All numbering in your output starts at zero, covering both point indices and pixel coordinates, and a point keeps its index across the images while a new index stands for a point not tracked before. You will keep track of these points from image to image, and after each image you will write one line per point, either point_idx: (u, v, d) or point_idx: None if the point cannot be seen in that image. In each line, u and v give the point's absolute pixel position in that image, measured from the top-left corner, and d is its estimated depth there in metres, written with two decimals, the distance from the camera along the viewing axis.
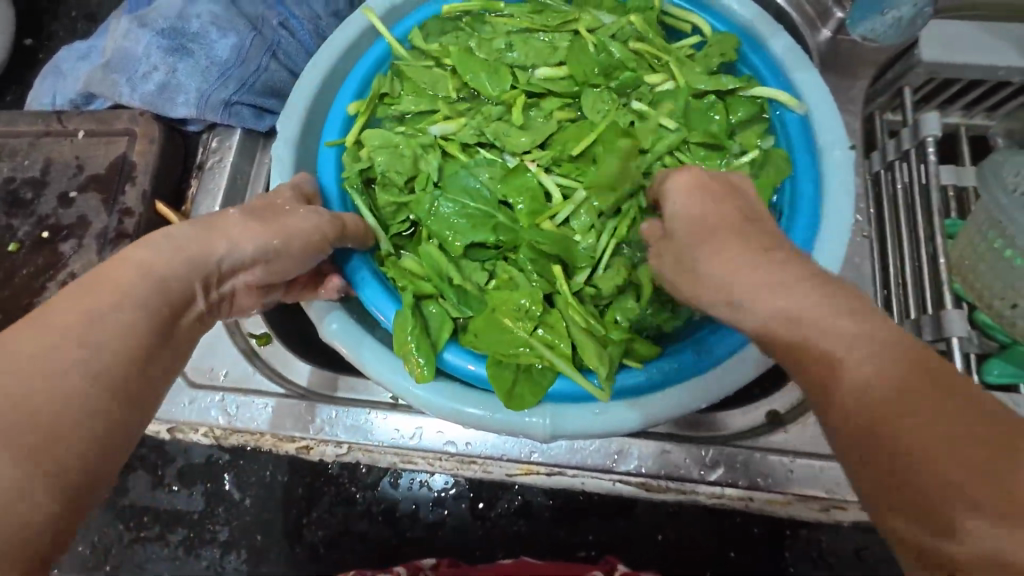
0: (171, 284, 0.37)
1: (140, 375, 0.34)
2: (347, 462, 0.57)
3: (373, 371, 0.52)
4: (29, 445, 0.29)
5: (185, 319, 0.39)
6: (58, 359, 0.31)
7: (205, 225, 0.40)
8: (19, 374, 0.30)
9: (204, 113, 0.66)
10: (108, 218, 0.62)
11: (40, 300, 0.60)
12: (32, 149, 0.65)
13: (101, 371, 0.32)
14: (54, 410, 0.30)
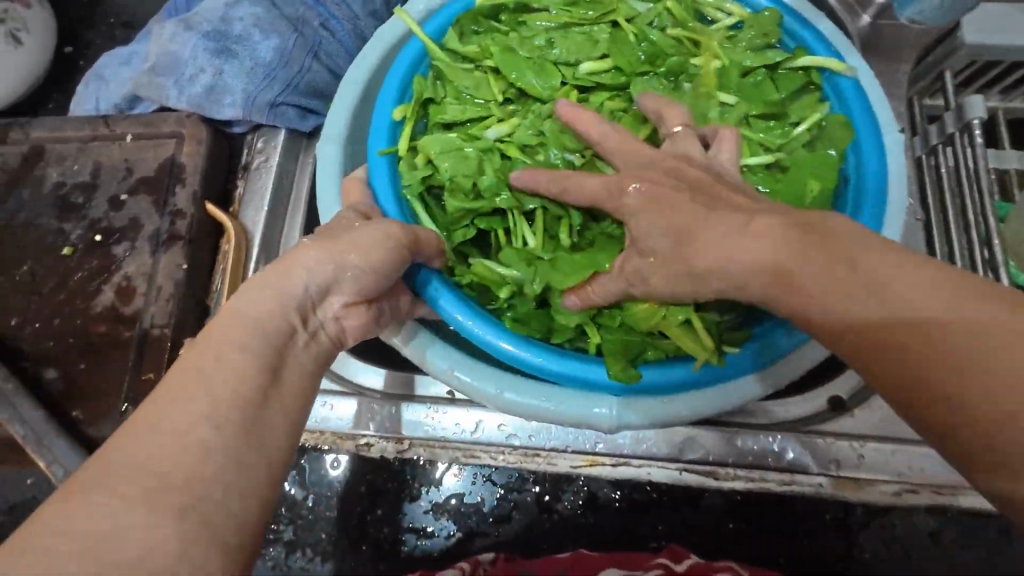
0: (270, 322, 0.34)
1: (262, 414, 0.30)
2: (408, 459, 0.57)
3: (442, 372, 0.53)
4: (182, 503, 0.26)
5: (295, 353, 0.35)
6: (181, 416, 0.28)
7: (279, 262, 0.37)
8: (147, 439, 0.27)
9: (251, 115, 0.66)
10: (159, 220, 0.62)
11: (96, 303, 0.59)
12: (80, 153, 0.66)
13: (224, 417, 0.29)
14: (188, 464, 0.27)
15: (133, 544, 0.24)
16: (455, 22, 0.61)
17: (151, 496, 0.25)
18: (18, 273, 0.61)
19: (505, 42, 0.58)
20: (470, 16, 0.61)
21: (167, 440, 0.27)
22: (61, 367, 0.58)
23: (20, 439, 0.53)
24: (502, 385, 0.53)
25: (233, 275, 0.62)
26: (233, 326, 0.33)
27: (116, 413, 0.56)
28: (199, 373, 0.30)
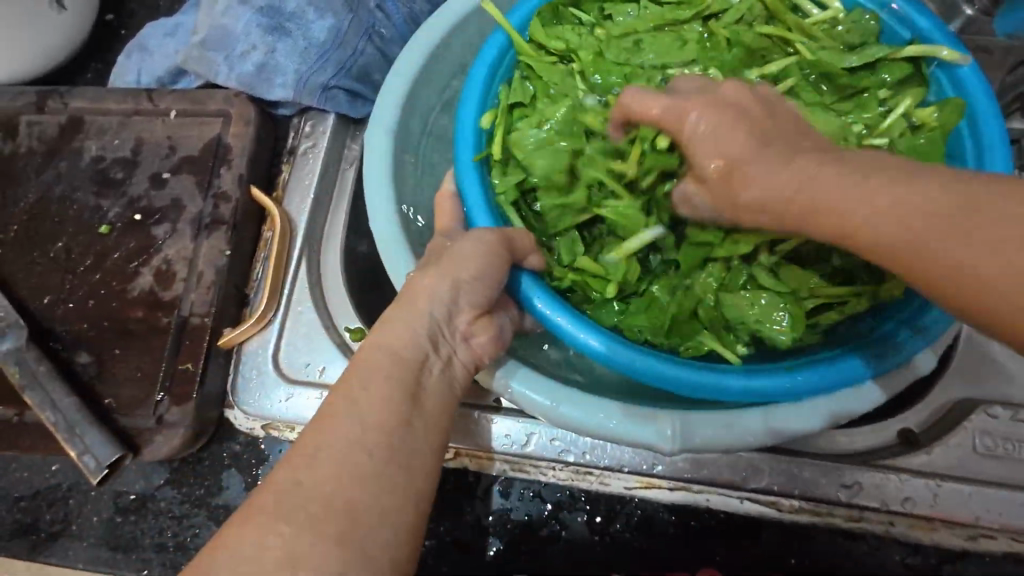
0: (405, 353, 0.44)
1: (401, 440, 0.40)
2: (453, 468, 0.55)
3: (516, 393, 0.50)
4: (341, 527, 0.35)
5: (429, 378, 0.44)
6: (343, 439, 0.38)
7: (403, 300, 0.46)
8: (311, 467, 0.37)
9: (302, 97, 0.63)
10: (202, 202, 0.59)
11: (133, 286, 0.57)
12: (121, 127, 0.62)
13: (373, 445, 0.39)
14: (348, 488, 0.36)
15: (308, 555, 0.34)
16: (538, 13, 0.57)
17: (316, 517, 0.35)
18: (52, 249, 0.58)
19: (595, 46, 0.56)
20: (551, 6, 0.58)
21: (336, 460, 0.37)
22: (94, 351, 0.55)
23: (50, 425, 0.51)
24: (565, 401, 0.49)
25: (276, 265, 0.59)
26: (376, 360, 0.43)
27: (150, 403, 0.53)
28: (355, 399, 0.41)
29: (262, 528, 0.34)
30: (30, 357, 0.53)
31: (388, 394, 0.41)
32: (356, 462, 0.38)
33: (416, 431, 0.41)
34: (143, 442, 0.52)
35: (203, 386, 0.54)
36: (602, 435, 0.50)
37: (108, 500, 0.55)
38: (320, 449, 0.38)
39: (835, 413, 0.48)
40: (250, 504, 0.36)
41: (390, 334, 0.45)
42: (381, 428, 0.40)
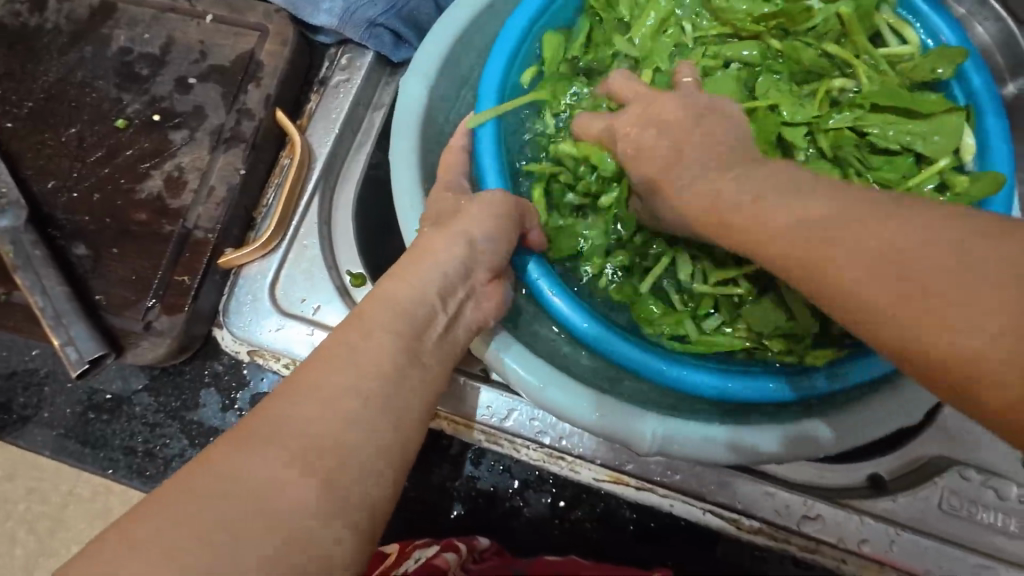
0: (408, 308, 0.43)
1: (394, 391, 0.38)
2: (430, 428, 0.55)
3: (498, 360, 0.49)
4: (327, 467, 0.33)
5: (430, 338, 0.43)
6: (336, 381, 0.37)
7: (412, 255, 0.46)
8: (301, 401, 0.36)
9: (345, 27, 0.62)
10: (225, 115, 0.58)
11: (141, 188, 0.55)
12: (154, 22, 0.60)
13: (366, 392, 0.37)
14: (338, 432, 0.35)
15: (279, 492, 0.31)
16: None
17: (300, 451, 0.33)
18: (64, 133, 0.57)
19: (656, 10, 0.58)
20: None
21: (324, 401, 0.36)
22: (92, 245, 0.54)
23: (38, 310, 0.50)
24: (545, 378, 0.49)
25: (289, 195, 0.58)
26: (381, 308, 0.43)
27: (141, 308, 0.52)
28: (355, 344, 0.39)
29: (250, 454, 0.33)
30: (26, 239, 0.52)
31: (391, 346, 0.40)
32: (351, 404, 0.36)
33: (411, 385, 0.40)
34: (127, 345, 0.52)
35: (196, 301, 0.53)
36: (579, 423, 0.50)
37: (83, 395, 0.55)
38: (315, 385, 0.37)
39: (817, 445, 0.48)
40: (239, 430, 0.34)
41: (401, 282, 0.45)
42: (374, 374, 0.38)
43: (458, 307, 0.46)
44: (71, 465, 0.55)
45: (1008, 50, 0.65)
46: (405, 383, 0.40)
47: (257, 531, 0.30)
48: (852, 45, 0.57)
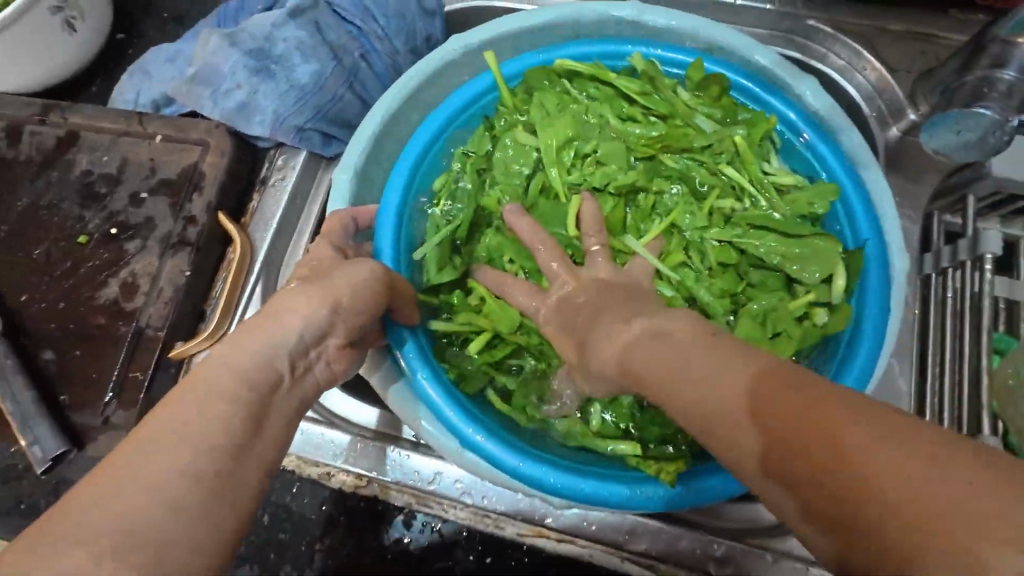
0: (256, 371, 0.39)
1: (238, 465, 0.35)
2: (365, 495, 0.59)
3: (402, 407, 0.57)
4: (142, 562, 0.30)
5: (278, 400, 0.40)
6: (159, 464, 0.33)
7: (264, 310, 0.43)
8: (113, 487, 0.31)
9: (277, 134, 0.69)
10: (173, 223, 0.65)
11: (100, 294, 0.63)
12: (111, 146, 0.69)
13: (194, 471, 0.33)
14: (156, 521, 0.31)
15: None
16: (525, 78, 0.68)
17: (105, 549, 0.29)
18: (34, 251, 0.65)
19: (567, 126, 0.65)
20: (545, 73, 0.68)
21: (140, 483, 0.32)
22: (57, 350, 0.61)
23: (8, 415, 0.57)
24: (443, 437, 0.57)
25: (232, 288, 0.64)
26: (205, 394, 0.36)
27: (99, 404, 0.59)
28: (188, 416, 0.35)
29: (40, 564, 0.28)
30: None
31: (218, 433, 0.35)
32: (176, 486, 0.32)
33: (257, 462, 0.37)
34: (87, 439, 0.58)
35: (149, 393, 0.59)
36: (473, 471, 0.57)
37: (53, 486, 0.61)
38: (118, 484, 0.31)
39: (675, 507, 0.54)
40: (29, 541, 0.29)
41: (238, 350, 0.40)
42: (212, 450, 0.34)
43: (312, 361, 0.43)
44: None
45: (887, 98, 0.71)
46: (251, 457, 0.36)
47: None
48: (747, 171, 0.65)
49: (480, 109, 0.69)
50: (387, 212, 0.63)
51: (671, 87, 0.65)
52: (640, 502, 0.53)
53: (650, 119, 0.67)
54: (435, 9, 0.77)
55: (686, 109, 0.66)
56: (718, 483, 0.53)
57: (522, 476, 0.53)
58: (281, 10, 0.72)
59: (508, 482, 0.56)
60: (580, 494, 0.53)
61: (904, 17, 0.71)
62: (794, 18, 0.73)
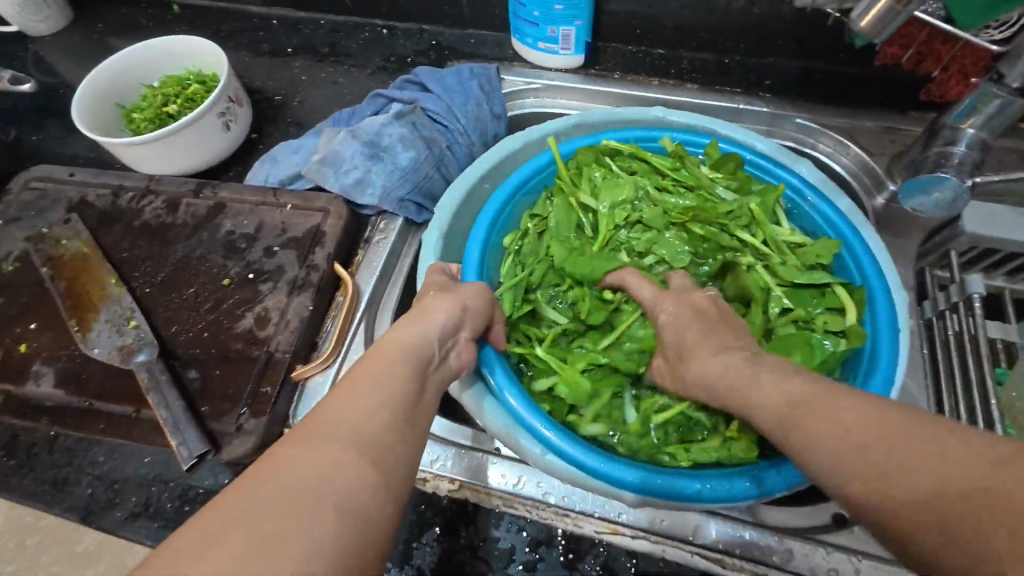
0: (420, 349, 0.57)
1: (414, 408, 0.51)
2: (456, 498, 0.67)
3: (491, 420, 0.67)
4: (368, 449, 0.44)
5: (432, 373, 0.57)
6: (371, 396, 0.48)
7: (421, 312, 0.62)
8: (343, 406, 0.47)
9: (383, 204, 0.87)
10: (299, 269, 0.80)
11: (238, 325, 0.76)
12: (251, 212, 0.86)
13: (392, 403, 0.49)
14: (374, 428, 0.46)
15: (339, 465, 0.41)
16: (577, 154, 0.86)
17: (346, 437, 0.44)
18: (185, 292, 0.79)
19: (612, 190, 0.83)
20: (594, 151, 0.86)
21: (362, 403, 0.47)
22: (200, 370, 0.72)
23: (162, 420, 0.67)
24: (530, 445, 0.65)
25: (344, 321, 0.77)
26: (391, 359, 0.54)
27: (234, 414, 0.69)
28: (383, 371, 0.52)
29: (311, 444, 0.43)
30: (157, 368, 0.71)
31: (402, 382, 0.52)
32: (380, 413, 0.47)
33: (423, 408, 0.52)
34: (223, 443, 0.67)
35: (275, 406, 0.70)
36: (558, 475, 0.65)
37: (180, 491, 0.69)
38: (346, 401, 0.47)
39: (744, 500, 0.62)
40: (299, 432, 0.44)
41: (406, 336, 0.58)
42: (400, 392, 0.50)
43: (450, 347, 0.61)
44: None
45: (869, 174, 0.89)
46: (419, 405, 0.52)
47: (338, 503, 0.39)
48: (761, 232, 0.81)
49: (540, 181, 0.87)
50: (471, 259, 0.78)
51: (696, 164, 0.83)
52: (712, 498, 0.61)
53: (679, 188, 0.83)
54: (502, 113, 0.98)
55: (708, 182, 0.82)
56: (776, 478, 0.61)
57: (601, 474, 0.62)
58: (387, 114, 0.93)
59: (589, 484, 0.63)
60: (654, 488, 0.61)
61: (873, 116, 0.91)
62: (785, 117, 0.94)
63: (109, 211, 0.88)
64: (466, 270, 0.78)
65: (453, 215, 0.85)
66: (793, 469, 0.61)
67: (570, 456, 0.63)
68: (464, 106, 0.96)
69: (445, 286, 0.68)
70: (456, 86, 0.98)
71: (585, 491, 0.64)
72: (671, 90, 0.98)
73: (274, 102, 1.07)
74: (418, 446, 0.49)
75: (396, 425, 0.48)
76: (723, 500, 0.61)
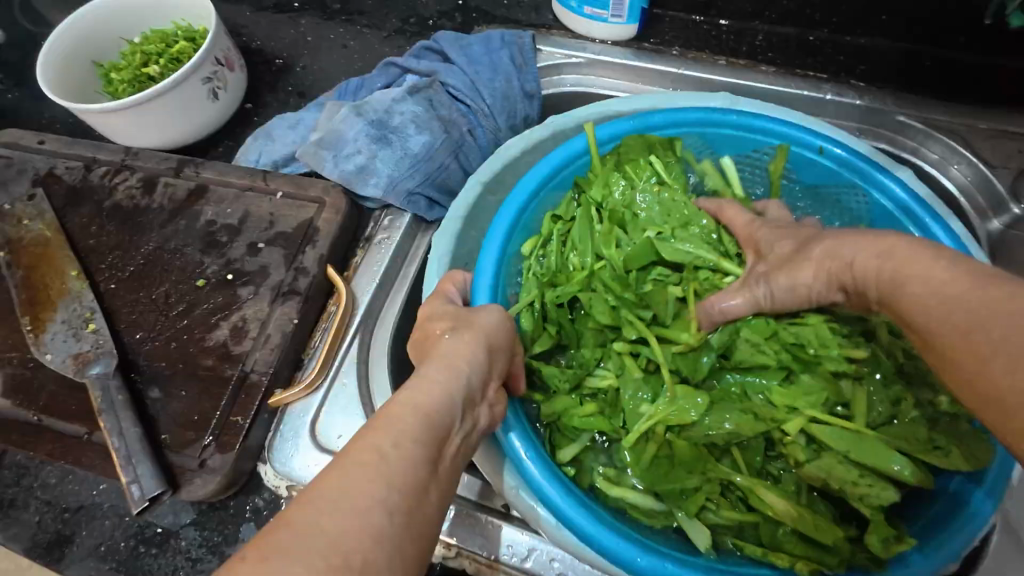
0: (435, 413, 0.45)
1: (418, 504, 0.39)
2: (451, 567, 0.57)
3: (506, 485, 0.55)
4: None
5: (449, 443, 0.45)
6: (365, 493, 0.37)
7: (441, 357, 0.50)
8: (327, 507, 0.36)
9: (388, 197, 0.73)
10: (284, 273, 0.68)
11: (210, 336, 0.65)
12: (236, 199, 0.74)
13: (391, 505, 0.38)
14: (364, 547, 0.35)
15: None
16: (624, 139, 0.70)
17: (326, 565, 0.33)
18: (155, 292, 0.68)
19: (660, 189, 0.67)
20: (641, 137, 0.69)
21: (351, 504, 0.36)
22: (164, 388, 0.62)
23: (112, 450, 0.57)
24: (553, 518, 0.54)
25: (332, 340, 0.65)
26: (398, 430, 0.42)
27: (199, 446, 0.59)
28: (385, 451, 0.40)
29: (274, 572, 0.32)
30: (112, 385, 0.60)
31: (410, 467, 0.40)
32: (375, 519, 0.36)
33: (433, 497, 0.41)
34: (182, 481, 0.58)
35: (246, 439, 0.60)
36: (585, 560, 0.53)
37: (136, 529, 0.60)
38: (332, 504, 0.36)
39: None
40: (262, 547, 0.33)
41: (421, 393, 0.46)
42: (402, 485, 0.39)
43: (476, 411, 0.50)
44: None
45: (985, 190, 0.72)
46: (428, 495, 0.41)
47: None
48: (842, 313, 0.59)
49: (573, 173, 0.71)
50: (483, 272, 0.64)
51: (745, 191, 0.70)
52: None
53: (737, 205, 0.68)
54: (535, 92, 0.82)
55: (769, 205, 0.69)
56: None
57: (638, 568, 0.50)
58: (400, 88, 0.79)
59: (623, 575, 0.52)
60: None
61: (996, 118, 0.73)
62: (885, 113, 0.76)
63: (78, 188, 0.77)
64: (478, 279, 0.64)
65: (467, 213, 0.71)
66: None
67: (601, 542, 0.50)
68: (491, 84, 0.81)
69: (465, 317, 0.55)
70: (484, 59, 0.82)
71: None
72: (743, 73, 0.81)
73: (274, 66, 0.93)
74: (418, 556, 0.38)
75: (393, 539, 0.37)
76: None
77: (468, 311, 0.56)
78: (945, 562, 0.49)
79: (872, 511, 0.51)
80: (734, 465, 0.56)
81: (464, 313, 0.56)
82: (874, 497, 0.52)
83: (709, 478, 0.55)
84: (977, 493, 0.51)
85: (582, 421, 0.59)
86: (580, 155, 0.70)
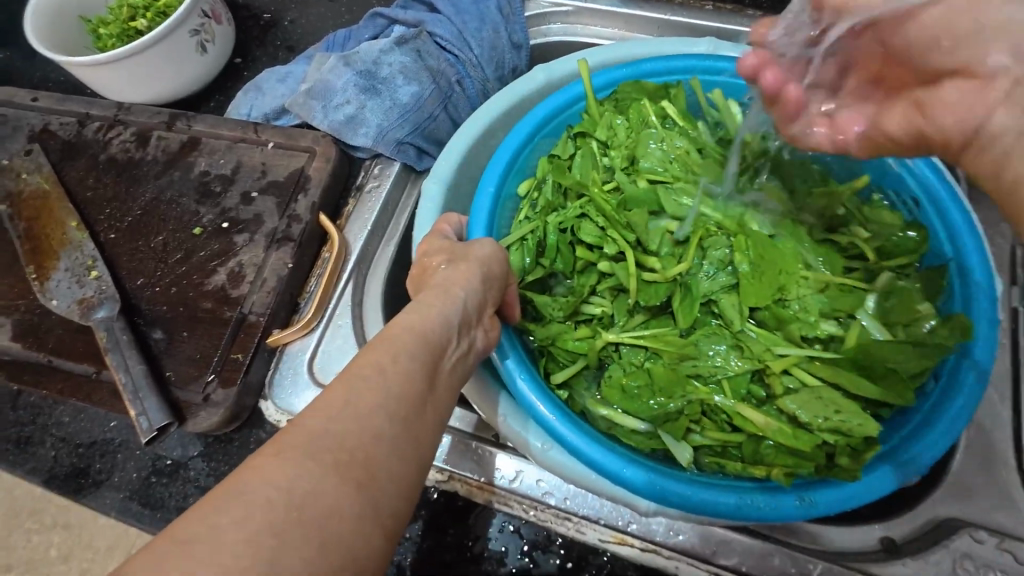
0: (433, 332, 0.47)
1: (417, 412, 0.42)
2: (445, 490, 0.60)
3: (500, 410, 0.58)
4: (357, 475, 0.36)
5: (448, 362, 0.48)
6: (368, 399, 0.39)
7: (438, 287, 0.52)
8: (331, 410, 0.38)
9: (378, 145, 0.75)
10: (279, 220, 0.70)
11: (209, 281, 0.67)
12: (228, 150, 0.75)
13: (393, 410, 0.40)
14: (365, 444, 0.37)
15: (318, 495, 0.34)
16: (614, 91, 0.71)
17: (329, 456, 0.35)
18: (153, 240, 0.70)
19: (643, 134, 0.68)
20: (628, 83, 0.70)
21: (357, 407, 0.39)
22: (167, 330, 0.65)
23: (120, 386, 0.60)
24: (542, 440, 0.57)
25: (327, 283, 0.68)
26: (396, 349, 0.44)
27: (202, 382, 0.62)
28: (385, 366, 0.42)
29: (287, 461, 0.34)
30: (116, 326, 0.63)
31: (410, 377, 0.43)
32: (377, 421, 0.39)
33: (431, 408, 0.44)
34: (188, 414, 0.61)
35: (247, 375, 0.63)
36: (574, 479, 0.56)
37: (147, 461, 0.63)
38: (337, 409, 0.38)
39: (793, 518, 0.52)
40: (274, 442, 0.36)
41: (418, 316, 0.48)
42: (402, 394, 0.41)
43: (469, 335, 0.52)
44: (132, 526, 0.62)
45: None
46: (427, 404, 0.43)
47: (306, 544, 0.32)
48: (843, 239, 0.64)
49: (564, 120, 0.72)
50: (477, 216, 0.66)
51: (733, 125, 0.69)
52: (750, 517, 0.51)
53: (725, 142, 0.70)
54: (522, 42, 0.83)
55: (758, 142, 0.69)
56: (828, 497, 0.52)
57: (624, 480, 0.53)
58: (387, 38, 0.79)
59: (612, 491, 0.55)
60: (684, 501, 0.52)
61: None
62: None
63: (74, 143, 0.78)
64: (473, 224, 0.66)
65: (457, 162, 0.72)
66: (857, 492, 0.52)
67: (588, 457, 0.53)
68: (478, 33, 0.81)
69: (457, 250, 0.57)
70: (470, 7, 0.82)
71: (610, 499, 0.56)
72: (729, 17, 0.81)
73: (262, 20, 0.93)
74: (419, 457, 0.40)
75: (396, 438, 0.39)
76: (764, 519, 0.51)
77: (462, 246, 0.58)
78: (912, 473, 0.52)
79: (840, 433, 0.54)
80: (716, 388, 0.59)
81: (459, 247, 0.58)
82: (851, 428, 0.53)
83: (690, 398, 0.58)
84: (944, 415, 0.53)
85: (576, 344, 0.63)
86: (576, 100, 0.71)
